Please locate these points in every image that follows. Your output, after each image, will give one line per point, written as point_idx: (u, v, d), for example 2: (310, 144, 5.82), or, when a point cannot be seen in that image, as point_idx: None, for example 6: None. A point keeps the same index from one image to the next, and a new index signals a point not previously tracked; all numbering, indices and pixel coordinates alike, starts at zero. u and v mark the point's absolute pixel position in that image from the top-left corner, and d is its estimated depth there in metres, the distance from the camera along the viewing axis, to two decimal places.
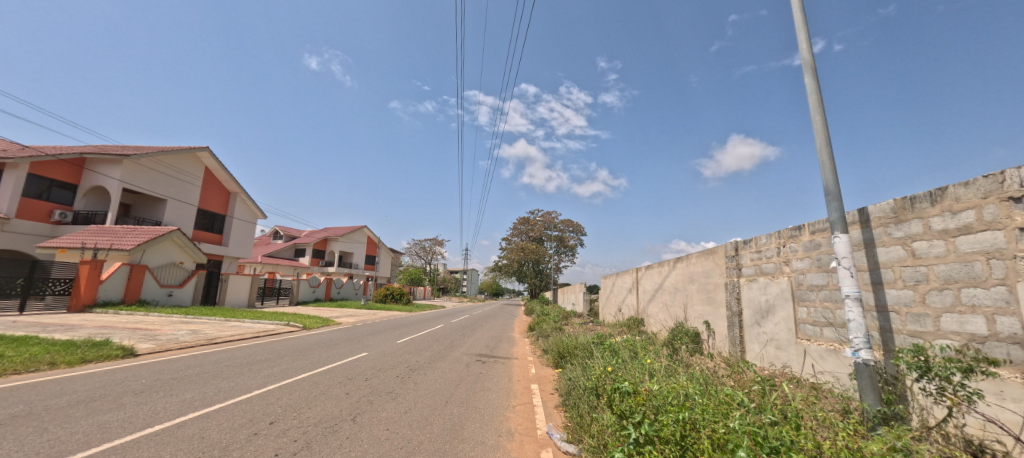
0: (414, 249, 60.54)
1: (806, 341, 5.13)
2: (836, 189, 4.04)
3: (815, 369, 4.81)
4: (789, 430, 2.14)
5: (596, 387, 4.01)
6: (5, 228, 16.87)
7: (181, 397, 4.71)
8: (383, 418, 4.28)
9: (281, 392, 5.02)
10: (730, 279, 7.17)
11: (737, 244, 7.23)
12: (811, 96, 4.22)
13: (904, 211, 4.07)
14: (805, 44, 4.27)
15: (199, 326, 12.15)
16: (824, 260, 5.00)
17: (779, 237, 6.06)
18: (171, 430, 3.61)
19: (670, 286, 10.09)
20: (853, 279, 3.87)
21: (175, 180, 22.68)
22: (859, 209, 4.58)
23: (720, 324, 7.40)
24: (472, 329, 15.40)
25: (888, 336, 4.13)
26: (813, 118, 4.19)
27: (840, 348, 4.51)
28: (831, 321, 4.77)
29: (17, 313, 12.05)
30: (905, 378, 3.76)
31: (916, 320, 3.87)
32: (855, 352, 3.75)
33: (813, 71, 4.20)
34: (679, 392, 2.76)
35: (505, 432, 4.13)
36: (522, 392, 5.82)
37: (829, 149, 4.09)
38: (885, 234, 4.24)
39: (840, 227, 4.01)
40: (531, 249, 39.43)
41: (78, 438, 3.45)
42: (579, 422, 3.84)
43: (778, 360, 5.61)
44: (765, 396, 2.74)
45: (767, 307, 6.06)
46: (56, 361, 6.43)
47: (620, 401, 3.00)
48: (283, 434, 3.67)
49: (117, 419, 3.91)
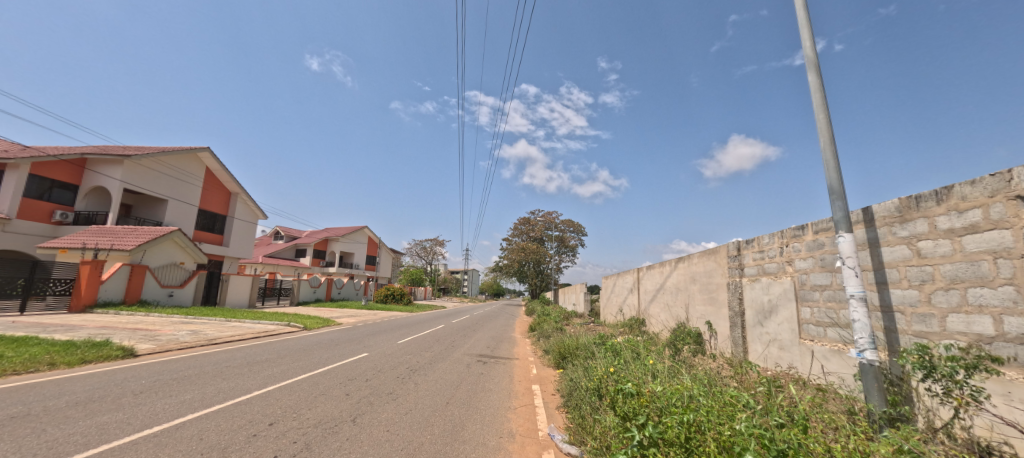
0: (415, 249, 60.54)
1: (809, 341, 5.09)
2: (841, 188, 4.01)
3: (819, 370, 4.77)
4: (797, 434, 2.10)
5: (599, 388, 3.98)
6: (6, 228, 16.88)
7: (181, 398, 4.68)
8: (384, 419, 4.25)
9: (281, 393, 4.99)
10: (732, 279, 7.13)
11: (739, 244, 7.18)
12: (816, 94, 4.18)
13: (909, 210, 4.03)
14: (808, 42, 4.23)
15: (200, 326, 12.14)
16: (828, 260, 4.96)
17: (781, 237, 6.01)
18: (170, 432, 3.58)
19: (671, 287, 10.05)
20: (858, 279, 3.83)
21: (175, 181, 22.68)
22: (863, 208, 4.54)
23: (722, 324, 7.37)
24: (473, 329, 15.35)
25: (893, 337, 4.09)
26: (817, 116, 4.15)
27: (845, 348, 4.47)
28: (835, 321, 4.73)
29: (17, 313, 12.04)
30: (910, 378, 3.71)
31: (921, 320, 3.83)
32: (860, 353, 3.72)
33: (817, 69, 4.16)
34: (684, 394, 2.73)
35: (506, 433, 4.09)
36: (524, 393, 5.79)
37: (833, 148, 4.04)
38: (890, 234, 4.19)
39: (844, 227, 3.98)
40: (532, 249, 39.36)
41: (77, 439, 3.43)
42: (581, 424, 3.80)
43: (781, 361, 5.56)
44: (771, 398, 2.70)
45: (770, 306, 6.02)
46: (56, 361, 6.42)
47: (623, 403, 2.95)
48: (283, 436, 3.65)
49: (116, 420, 3.89)
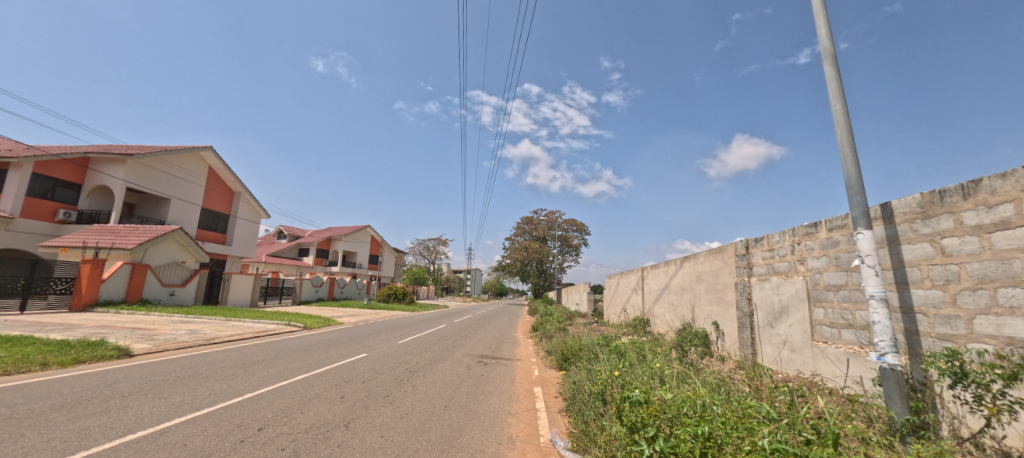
0: (418, 248, 60.62)
1: (822, 343, 4.89)
2: (859, 183, 3.79)
3: (834, 375, 4.58)
4: (825, 450, 1.89)
5: (603, 393, 3.81)
6: (10, 227, 16.90)
7: (170, 401, 4.53)
8: (378, 424, 4.08)
9: (274, 396, 4.82)
10: (740, 279, 6.92)
11: (747, 242, 6.97)
12: (832, 84, 3.97)
13: (932, 205, 3.80)
14: (825, 31, 4.02)
15: (200, 326, 12.00)
16: (843, 259, 4.74)
17: (793, 235, 5.79)
18: (153, 437, 3.42)
19: (677, 286, 9.83)
20: (878, 279, 3.61)
21: (178, 180, 22.63)
22: (882, 204, 4.32)
23: (729, 325, 7.15)
24: (475, 329, 15.20)
25: (914, 339, 3.87)
26: (834, 107, 3.94)
27: (860, 351, 4.29)
28: (851, 323, 4.52)
29: (17, 312, 11.95)
30: (935, 384, 3.50)
31: (946, 322, 3.61)
32: (880, 357, 3.51)
33: (833, 59, 3.94)
34: (697, 403, 2.53)
35: (506, 440, 3.90)
36: (525, 396, 5.60)
37: (851, 140, 3.83)
38: (911, 231, 3.97)
39: (863, 223, 3.75)
40: (535, 249, 39.02)
41: (54, 445, 3.26)
42: (584, 430, 3.60)
43: (793, 364, 5.35)
44: (794, 409, 2.47)
45: (781, 307, 5.80)
46: (48, 361, 6.28)
47: (630, 411, 2.76)
48: (270, 442, 3.47)
49: (99, 424, 3.72)
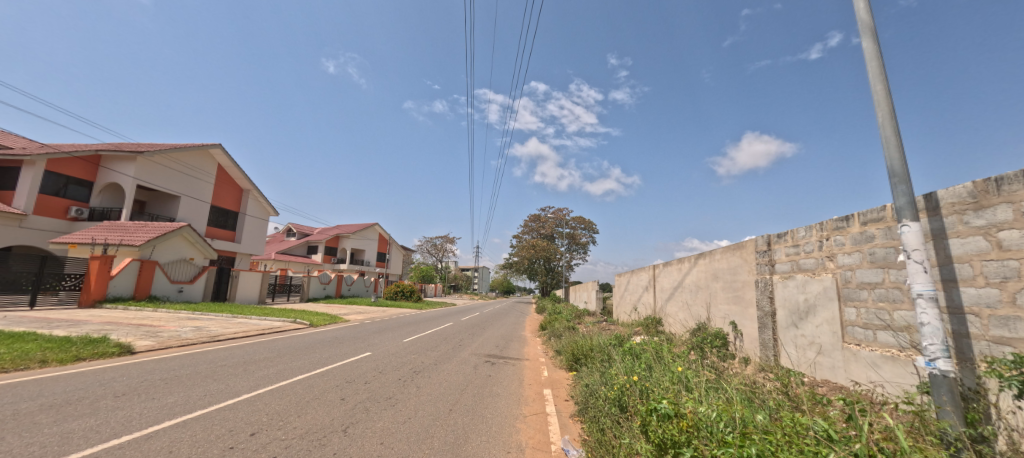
0: (425, 246, 61.39)
1: (854, 346, 4.55)
2: (904, 170, 3.41)
3: (870, 379, 4.24)
4: None
5: (621, 399, 3.53)
6: (24, 224, 16.99)
7: (162, 402, 4.31)
8: (379, 429, 3.84)
9: (271, 398, 4.61)
10: (761, 277, 6.55)
11: (769, 238, 6.60)
12: (871, 62, 3.60)
13: (986, 195, 3.43)
14: (863, 4, 3.66)
15: (205, 323, 11.88)
16: (879, 254, 4.37)
17: (820, 230, 5.43)
18: (138, 443, 3.20)
19: (690, 284, 9.47)
20: (927, 276, 3.24)
21: (187, 177, 22.70)
22: (927, 194, 3.93)
23: (748, 325, 6.80)
24: (482, 327, 14.93)
25: (964, 343, 3.51)
26: (875, 88, 3.58)
27: (899, 355, 3.96)
28: (888, 323, 4.16)
29: (28, 308, 11.92)
30: (990, 392, 3.17)
31: (1002, 324, 3.25)
32: (929, 362, 3.17)
33: (873, 34, 3.58)
34: (735, 417, 2.26)
35: (515, 448, 3.61)
36: (535, 399, 5.32)
37: (894, 123, 3.47)
38: (961, 223, 3.60)
39: (909, 215, 3.36)
40: (542, 246, 38.62)
41: (34, 450, 3.05)
42: (599, 439, 3.29)
43: (821, 367, 5.00)
44: (851, 425, 2.16)
45: (806, 307, 5.44)
46: (47, 358, 6.17)
47: (657, 426, 2.48)
48: (261, 449, 3.23)
49: (83, 428, 3.51)
